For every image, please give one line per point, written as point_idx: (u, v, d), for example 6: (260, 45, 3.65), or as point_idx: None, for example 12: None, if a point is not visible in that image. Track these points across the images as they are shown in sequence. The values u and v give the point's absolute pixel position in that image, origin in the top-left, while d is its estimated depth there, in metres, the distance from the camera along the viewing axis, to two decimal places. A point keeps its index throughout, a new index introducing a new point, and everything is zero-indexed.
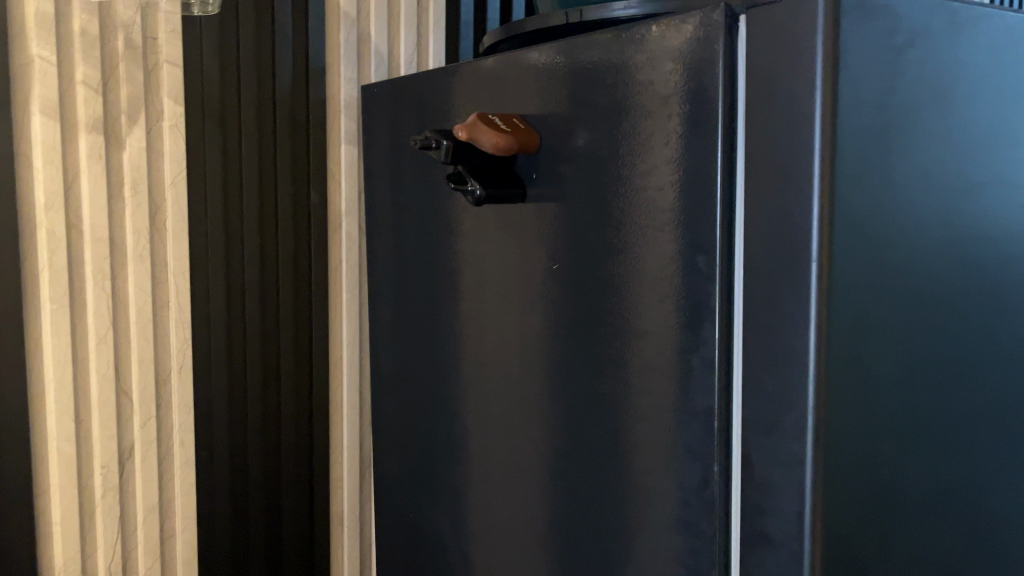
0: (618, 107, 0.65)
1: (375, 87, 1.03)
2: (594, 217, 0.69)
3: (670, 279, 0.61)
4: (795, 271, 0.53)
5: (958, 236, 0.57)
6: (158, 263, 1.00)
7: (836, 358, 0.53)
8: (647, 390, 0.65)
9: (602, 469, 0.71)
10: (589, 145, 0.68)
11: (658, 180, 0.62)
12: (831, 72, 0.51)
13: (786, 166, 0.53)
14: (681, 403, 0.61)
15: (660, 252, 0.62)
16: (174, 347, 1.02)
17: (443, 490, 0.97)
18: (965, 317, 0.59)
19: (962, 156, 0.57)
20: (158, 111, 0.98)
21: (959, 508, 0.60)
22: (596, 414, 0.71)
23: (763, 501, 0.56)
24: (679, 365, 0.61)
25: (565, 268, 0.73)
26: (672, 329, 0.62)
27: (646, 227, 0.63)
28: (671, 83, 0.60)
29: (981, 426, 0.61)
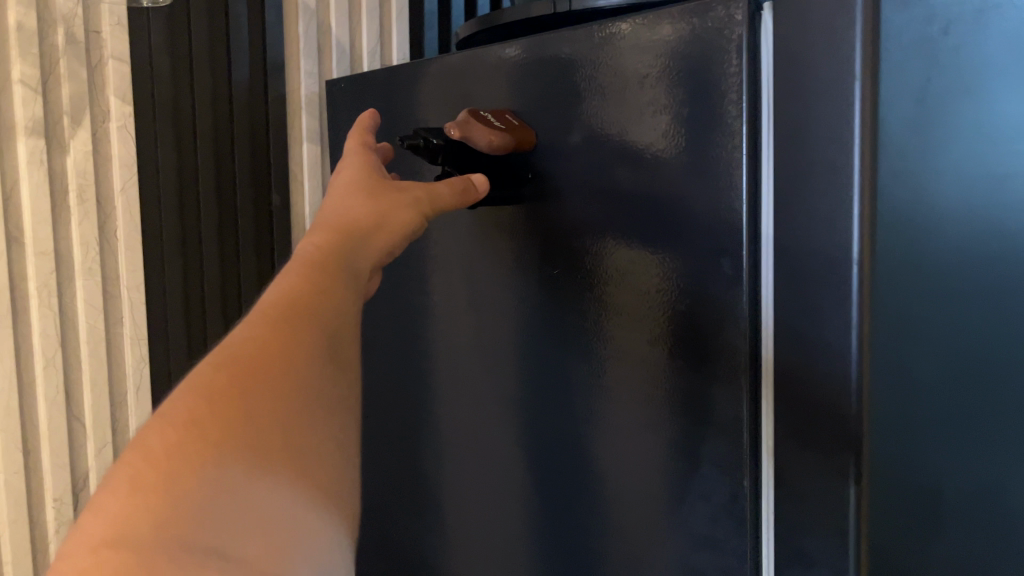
0: (623, 101, 0.60)
1: (339, 81, 0.96)
2: (573, 220, 0.66)
3: (675, 284, 0.59)
4: (836, 272, 0.49)
5: (994, 232, 0.54)
6: (110, 276, 0.93)
7: (878, 365, 0.50)
8: (648, 400, 0.62)
9: (600, 485, 0.67)
10: (568, 144, 0.66)
11: (640, 181, 0.60)
12: (872, 62, 0.47)
13: (822, 163, 0.50)
14: (700, 414, 0.58)
15: (647, 254, 0.60)
16: (130, 366, 0.94)
17: (423, 508, 0.92)
18: (1001, 315, 0.56)
19: (994, 147, 0.54)
20: (105, 111, 0.90)
21: (999, 515, 0.57)
22: (583, 427, 0.68)
23: (800, 517, 0.53)
24: (692, 372, 0.58)
25: (545, 272, 0.70)
26: (665, 333, 0.60)
27: (658, 228, 0.59)
28: (657, 78, 0.58)
29: (1015, 427, 0.58)
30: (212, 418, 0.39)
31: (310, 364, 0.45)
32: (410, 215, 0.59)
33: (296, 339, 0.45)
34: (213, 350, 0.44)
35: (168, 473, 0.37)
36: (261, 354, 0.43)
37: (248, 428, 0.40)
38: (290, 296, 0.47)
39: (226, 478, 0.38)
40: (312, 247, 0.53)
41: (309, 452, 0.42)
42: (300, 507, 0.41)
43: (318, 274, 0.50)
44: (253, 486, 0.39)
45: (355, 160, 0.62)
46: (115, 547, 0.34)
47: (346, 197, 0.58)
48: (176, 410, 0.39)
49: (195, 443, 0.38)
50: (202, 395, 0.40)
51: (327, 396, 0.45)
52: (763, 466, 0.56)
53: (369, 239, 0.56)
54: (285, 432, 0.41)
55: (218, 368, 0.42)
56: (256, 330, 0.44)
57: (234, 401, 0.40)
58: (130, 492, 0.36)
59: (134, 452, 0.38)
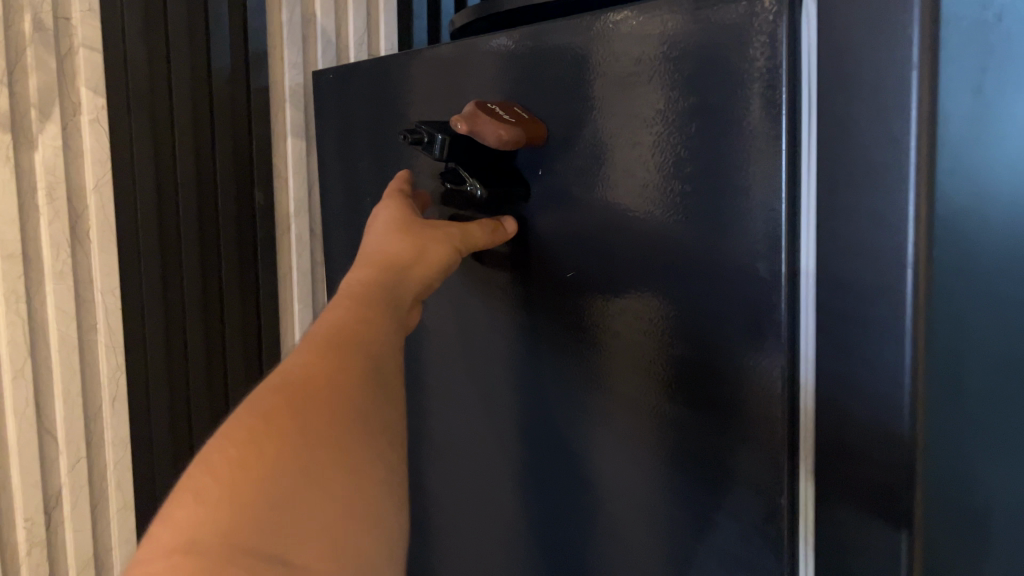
0: (637, 95, 0.57)
1: (327, 73, 0.91)
2: (582, 222, 0.62)
3: (693, 290, 0.55)
4: (887, 279, 0.46)
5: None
6: (82, 279, 0.88)
7: (933, 379, 0.46)
8: (661, 415, 0.59)
9: (612, 504, 0.64)
10: (575, 141, 0.62)
11: (639, 181, 0.57)
12: (931, 51, 0.44)
13: (873, 160, 0.46)
14: (725, 431, 0.54)
15: (664, 264, 0.56)
16: (105, 375, 0.90)
17: (417, 522, 0.88)
18: None
19: None
20: (76, 103, 0.86)
21: None
22: (594, 442, 0.65)
23: (843, 540, 0.50)
24: (715, 387, 0.55)
25: (551, 279, 0.66)
26: (677, 346, 0.57)
27: (677, 232, 0.55)
28: (656, 71, 0.55)
29: None
30: (269, 436, 0.42)
31: (358, 388, 0.48)
32: (445, 250, 0.62)
33: (346, 367, 0.48)
34: (270, 375, 0.47)
35: (230, 488, 0.40)
36: (314, 380, 0.46)
37: (303, 446, 0.43)
38: (338, 328, 0.51)
39: (284, 492, 0.41)
40: (357, 283, 0.58)
41: (360, 467, 0.45)
42: (352, 518, 0.44)
43: (365, 306, 0.54)
44: (308, 499, 0.42)
45: (393, 198, 0.66)
46: (184, 553, 0.38)
47: (386, 233, 0.62)
48: (238, 429, 0.42)
49: (255, 459, 0.41)
50: (261, 416, 0.43)
51: (374, 418, 0.48)
52: (799, 491, 0.52)
53: (408, 275, 0.60)
54: (339, 449, 0.44)
55: (276, 391, 0.45)
56: (310, 358, 0.48)
57: (291, 421, 0.43)
58: (196, 504, 0.40)
59: (200, 468, 0.41)
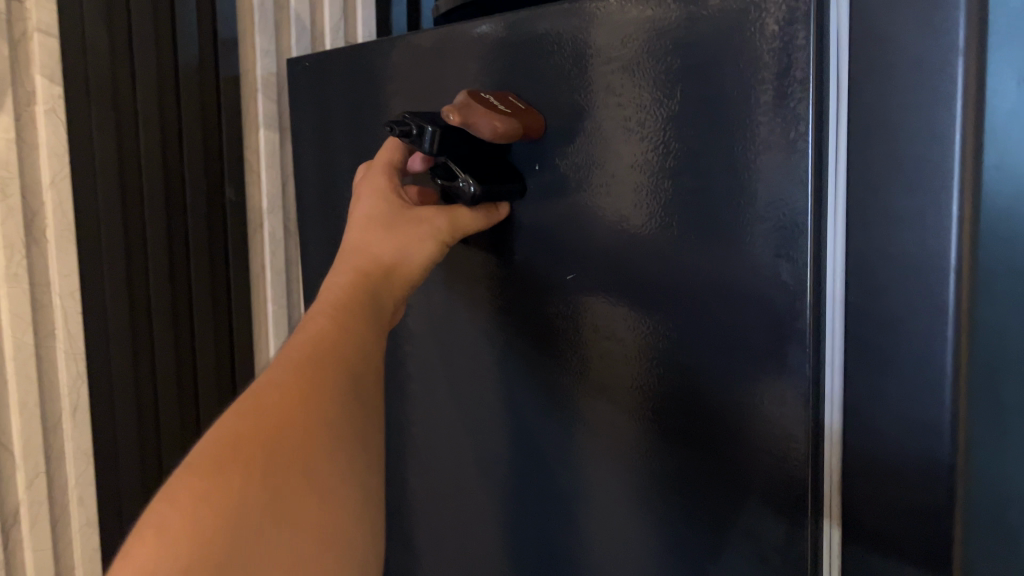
0: (640, 78, 0.53)
1: (302, 60, 0.86)
2: (583, 226, 0.58)
3: (700, 295, 0.51)
4: (929, 283, 0.42)
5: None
6: (39, 282, 0.82)
7: (976, 390, 0.43)
8: (664, 425, 0.55)
9: (599, 520, 0.61)
10: (574, 135, 0.57)
11: (632, 180, 0.54)
12: (978, 35, 0.40)
13: (913, 153, 0.42)
14: (735, 447, 0.51)
15: (670, 265, 0.52)
16: (65, 384, 0.84)
17: (401, 539, 0.83)
18: None
19: None
20: (30, 93, 0.80)
21: None
22: (591, 457, 0.60)
23: (873, 562, 0.46)
24: (722, 399, 0.51)
25: (545, 294, 0.62)
26: (683, 352, 0.53)
27: (683, 230, 0.51)
28: (655, 64, 0.52)
29: None
30: (236, 462, 0.40)
31: (336, 407, 0.45)
32: (432, 246, 0.59)
33: (323, 384, 0.45)
34: (241, 396, 0.44)
35: (194, 524, 0.37)
36: (287, 400, 0.43)
37: (272, 473, 0.40)
38: (318, 339, 0.48)
39: (247, 520, 0.38)
40: (338, 287, 0.55)
41: (338, 491, 0.42)
42: (327, 547, 0.41)
43: (348, 313, 0.51)
44: (278, 524, 0.39)
45: (377, 181, 0.62)
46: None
47: (368, 228, 0.59)
48: (205, 458, 0.40)
49: (219, 485, 0.39)
50: (229, 444, 0.40)
51: (354, 439, 0.45)
52: (824, 535, 0.48)
53: (391, 276, 0.57)
54: (314, 473, 0.42)
55: (243, 416, 0.42)
56: (282, 376, 0.45)
57: (260, 448, 0.41)
58: (157, 541, 0.36)
59: (163, 503, 0.38)
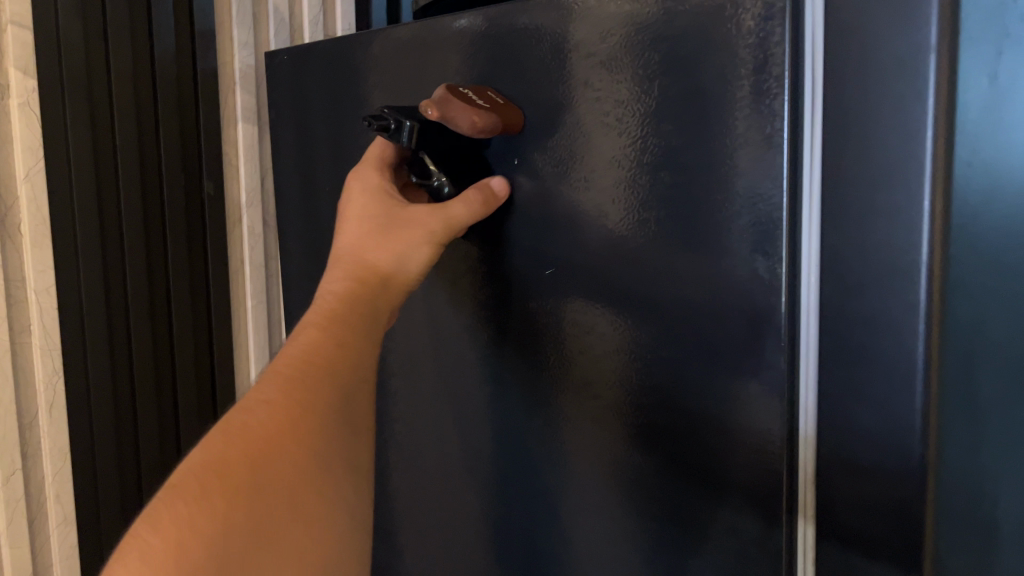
0: (618, 70, 0.53)
1: (281, 53, 0.85)
2: (562, 220, 0.58)
3: (677, 291, 0.52)
4: (902, 278, 0.43)
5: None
6: (13, 278, 0.81)
7: (947, 382, 0.43)
8: (643, 423, 0.55)
9: (578, 517, 0.61)
10: (553, 130, 0.58)
11: (611, 176, 0.54)
12: (950, 31, 0.40)
13: (886, 150, 0.43)
14: (714, 442, 0.51)
15: (648, 261, 0.53)
16: (41, 380, 0.83)
17: (383, 534, 0.83)
18: None
19: None
20: (3, 86, 0.79)
21: None
22: (571, 453, 0.61)
23: (849, 554, 0.47)
24: (700, 397, 0.51)
25: (523, 290, 0.62)
26: (658, 353, 0.54)
27: (661, 224, 0.52)
28: (635, 62, 0.52)
29: None
30: (221, 486, 0.42)
31: (321, 426, 0.48)
32: (426, 251, 0.59)
33: (308, 406, 0.48)
34: (229, 414, 0.47)
35: (178, 545, 0.40)
36: (273, 422, 0.46)
37: (255, 498, 0.43)
38: (307, 357, 0.51)
39: (228, 544, 0.41)
40: (332, 296, 0.56)
41: (313, 513, 0.46)
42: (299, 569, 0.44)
43: (339, 327, 0.53)
44: (258, 547, 0.43)
45: (369, 179, 0.62)
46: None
47: (363, 235, 0.59)
48: (189, 480, 0.42)
49: (205, 509, 0.41)
50: (212, 467, 0.43)
51: (332, 461, 0.48)
52: (798, 534, 0.49)
53: (386, 284, 0.58)
54: (293, 498, 0.45)
55: (231, 438, 0.45)
56: (270, 397, 0.47)
57: (244, 473, 0.43)
58: (140, 564, 0.39)
59: (145, 524, 0.41)
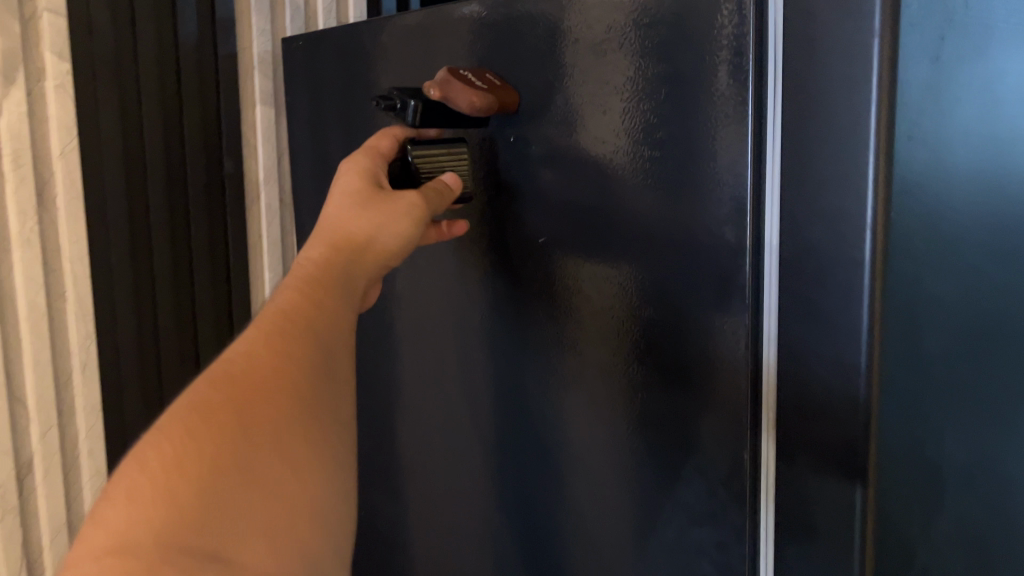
0: (613, 50, 0.57)
1: (295, 39, 0.91)
2: (560, 189, 0.63)
3: (665, 249, 0.56)
4: (849, 239, 0.48)
5: (1015, 197, 0.53)
6: (50, 247, 0.90)
7: (890, 334, 0.48)
8: (640, 367, 0.60)
9: (569, 464, 0.67)
10: (549, 109, 0.63)
11: (608, 148, 0.59)
12: (891, 18, 0.45)
13: (835, 126, 0.47)
14: (697, 388, 0.56)
15: (638, 223, 0.58)
16: (75, 344, 0.92)
17: (390, 490, 0.89)
18: (1010, 284, 0.54)
19: (1005, 107, 0.52)
20: (40, 69, 0.87)
21: (998, 486, 0.56)
22: (568, 402, 0.66)
23: (806, 490, 0.52)
24: (680, 348, 0.56)
25: (522, 255, 0.68)
26: (653, 299, 0.58)
27: (652, 190, 0.56)
28: (625, 43, 0.57)
29: (1018, 401, 0.56)
30: (207, 434, 0.43)
31: (302, 375, 0.48)
32: (405, 224, 0.59)
33: (290, 357, 0.48)
34: (211, 365, 0.47)
35: (166, 492, 0.40)
36: (255, 370, 0.47)
37: (241, 444, 0.43)
38: (289, 313, 0.51)
39: (217, 489, 0.41)
40: (311, 261, 0.57)
41: (303, 459, 0.45)
42: (291, 518, 0.43)
43: (318, 290, 0.53)
44: (249, 493, 0.42)
45: (359, 160, 0.63)
46: (119, 556, 0.38)
47: (343, 207, 0.60)
48: (175, 425, 0.43)
49: (191, 455, 0.42)
50: (198, 415, 0.43)
51: (318, 408, 0.48)
52: (762, 475, 0.54)
53: (364, 253, 0.58)
54: (280, 445, 0.45)
55: (214, 387, 0.45)
56: (252, 347, 0.48)
57: (230, 416, 0.44)
58: (130, 505, 0.40)
59: (134, 465, 0.42)
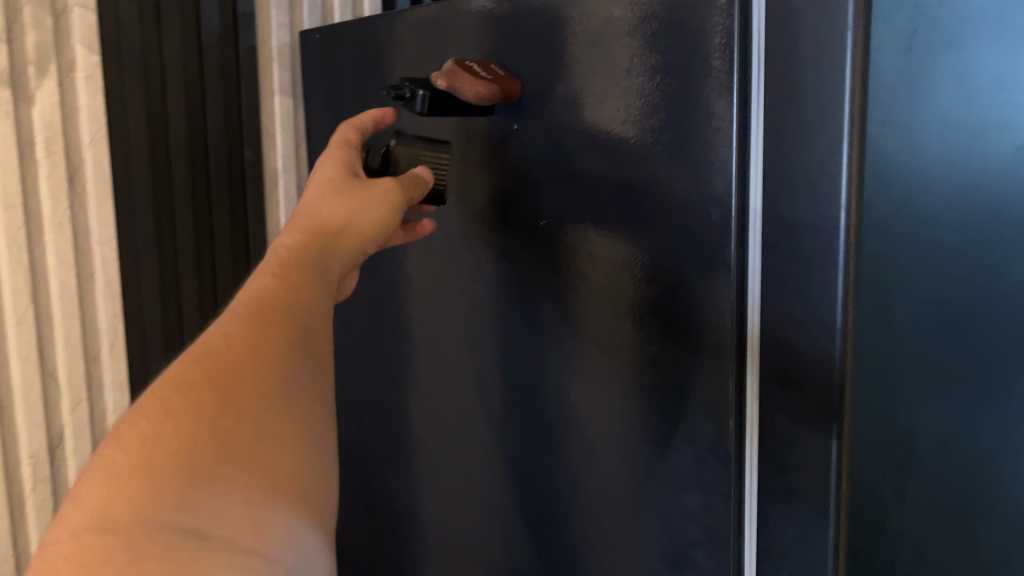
0: (616, 39, 0.60)
1: (313, 32, 0.95)
2: (566, 171, 0.66)
3: (671, 218, 0.59)
4: (824, 219, 0.51)
5: (993, 182, 0.55)
6: (81, 231, 0.97)
7: (863, 310, 0.51)
8: (643, 333, 0.63)
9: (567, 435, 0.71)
10: (553, 96, 0.66)
11: (614, 130, 0.62)
12: (864, 11, 0.48)
13: (813, 113, 0.51)
14: (694, 351, 0.59)
15: (640, 210, 0.61)
16: (104, 326, 0.99)
17: (402, 463, 0.93)
18: (986, 265, 0.57)
19: (983, 96, 0.54)
20: (71, 62, 0.94)
21: (975, 455, 0.59)
22: (572, 369, 0.69)
23: (785, 456, 0.55)
24: (678, 313, 0.60)
25: (526, 234, 0.71)
26: (659, 266, 0.60)
27: (655, 171, 0.59)
28: (628, 25, 0.60)
29: (994, 376, 0.59)
30: (183, 413, 0.42)
31: (281, 353, 0.48)
32: (383, 207, 0.60)
33: (268, 337, 0.48)
34: (188, 346, 0.47)
35: (144, 470, 0.40)
36: (234, 349, 0.46)
37: (218, 422, 0.43)
38: (264, 295, 0.50)
39: (195, 466, 0.41)
40: (285, 246, 0.56)
41: (283, 437, 0.45)
42: (271, 498, 0.43)
43: (295, 272, 0.53)
44: (228, 472, 0.42)
45: (335, 153, 0.64)
46: (98, 534, 0.38)
47: (319, 195, 0.60)
48: (151, 404, 0.43)
49: (168, 434, 0.41)
50: (176, 393, 0.43)
51: (298, 388, 0.48)
52: (746, 442, 0.58)
53: (339, 237, 0.58)
54: (257, 424, 0.44)
55: (192, 365, 0.45)
56: (229, 328, 0.47)
57: (207, 394, 0.44)
58: (107, 483, 0.40)
59: (111, 445, 0.41)
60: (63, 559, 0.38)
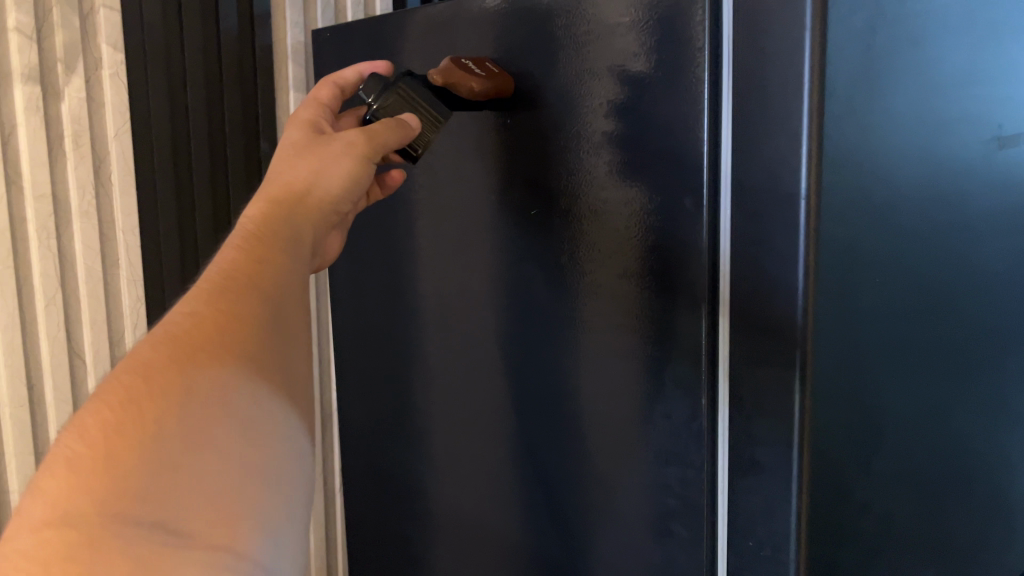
0: (613, 36, 0.64)
1: (325, 31, 0.99)
2: (564, 162, 0.70)
3: (659, 193, 0.62)
4: (788, 208, 0.55)
5: (941, 170, 0.60)
6: (106, 218, 1.11)
7: (824, 293, 0.55)
8: (630, 304, 0.66)
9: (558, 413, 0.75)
10: (552, 91, 0.70)
11: (613, 121, 0.65)
12: (821, 13, 0.52)
13: (778, 109, 0.54)
14: (669, 315, 0.63)
15: (625, 188, 0.65)
16: (127, 307, 1.13)
17: (407, 442, 0.98)
18: (939, 251, 0.61)
19: (930, 95, 0.59)
20: (98, 60, 1.07)
21: (932, 429, 0.63)
22: (573, 347, 0.72)
23: (752, 430, 0.59)
24: (659, 280, 0.63)
25: (524, 222, 0.75)
26: (645, 236, 0.64)
27: (643, 163, 0.63)
28: (626, 23, 0.63)
29: (950, 353, 0.63)
30: (147, 397, 0.43)
31: (248, 337, 0.49)
32: (348, 162, 0.64)
33: (235, 318, 0.49)
34: (154, 328, 0.48)
35: (106, 455, 0.40)
36: (202, 331, 0.47)
37: (182, 404, 0.43)
38: (231, 273, 0.52)
39: (159, 451, 0.41)
40: (249, 217, 0.58)
41: (250, 425, 0.46)
42: (243, 485, 0.44)
43: (262, 249, 0.54)
44: (195, 461, 0.42)
45: (307, 109, 0.70)
46: (61, 527, 0.38)
47: (284, 155, 0.64)
48: (114, 389, 0.43)
49: (132, 418, 0.42)
50: (140, 374, 0.44)
51: (267, 373, 0.49)
52: (719, 415, 0.62)
53: (305, 201, 0.61)
54: (223, 411, 0.45)
55: (159, 347, 0.46)
56: (195, 307, 0.49)
57: (173, 377, 0.44)
58: (67, 474, 0.40)
59: (71, 432, 0.41)
60: (26, 555, 0.38)
